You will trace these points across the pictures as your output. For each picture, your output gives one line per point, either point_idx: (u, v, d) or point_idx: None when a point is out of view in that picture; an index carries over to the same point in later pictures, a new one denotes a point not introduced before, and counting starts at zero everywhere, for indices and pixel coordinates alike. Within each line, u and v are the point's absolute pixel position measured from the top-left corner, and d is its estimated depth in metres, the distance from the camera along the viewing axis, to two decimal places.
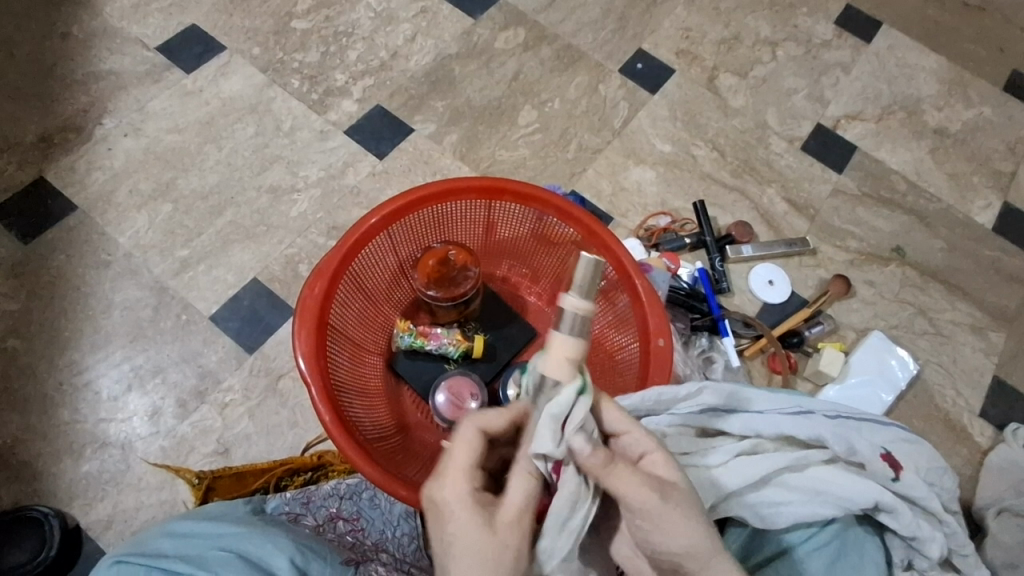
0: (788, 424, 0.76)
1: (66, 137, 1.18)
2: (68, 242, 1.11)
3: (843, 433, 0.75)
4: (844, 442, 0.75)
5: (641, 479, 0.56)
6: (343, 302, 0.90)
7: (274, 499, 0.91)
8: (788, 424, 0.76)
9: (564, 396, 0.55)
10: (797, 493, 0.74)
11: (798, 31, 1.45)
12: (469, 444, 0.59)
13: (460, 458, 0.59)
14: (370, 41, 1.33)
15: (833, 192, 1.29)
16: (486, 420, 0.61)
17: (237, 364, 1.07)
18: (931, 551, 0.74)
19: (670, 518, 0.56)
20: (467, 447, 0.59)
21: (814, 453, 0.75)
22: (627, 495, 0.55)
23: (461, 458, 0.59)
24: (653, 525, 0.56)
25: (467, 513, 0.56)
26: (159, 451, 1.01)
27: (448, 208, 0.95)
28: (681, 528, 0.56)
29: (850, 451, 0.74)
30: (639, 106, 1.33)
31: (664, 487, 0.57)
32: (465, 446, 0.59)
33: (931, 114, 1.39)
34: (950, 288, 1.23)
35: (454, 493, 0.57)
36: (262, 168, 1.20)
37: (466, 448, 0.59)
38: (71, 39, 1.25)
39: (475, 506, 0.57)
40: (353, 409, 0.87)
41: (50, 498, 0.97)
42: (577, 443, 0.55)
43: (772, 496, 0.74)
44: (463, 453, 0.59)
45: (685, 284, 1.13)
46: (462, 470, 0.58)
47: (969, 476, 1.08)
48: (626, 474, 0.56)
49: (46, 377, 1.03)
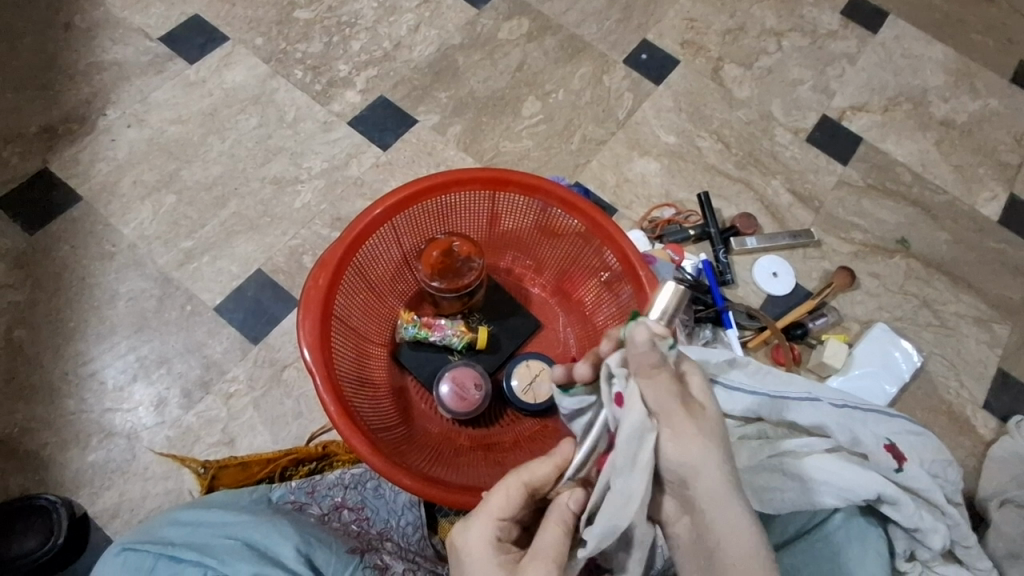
0: (790, 410, 0.76)
1: (69, 128, 1.18)
2: (73, 233, 1.11)
3: (846, 423, 0.75)
4: (846, 433, 0.74)
5: (675, 396, 0.55)
6: (347, 293, 0.90)
7: (279, 488, 0.90)
8: (787, 409, 0.76)
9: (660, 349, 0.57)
10: (794, 481, 0.74)
11: (804, 21, 1.44)
12: (504, 499, 0.62)
13: (495, 505, 0.62)
14: (373, 32, 1.32)
15: (838, 184, 1.29)
16: (529, 476, 0.63)
17: (242, 355, 1.07)
18: (933, 542, 0.75)
19: (688, 431, 0.53)
20: (501, 499, 0.62)
21: (814, 441, 0.75)
22: (658, 403, 0.55)
23: (495, 507, 0.62)
24: (672, 433, 0.54)
25: (489, 559, 0.60)
26: (165, 441, 1.01)
27: (453, 199, 0.95)
28: (696, 440, 0.53)
29: (853, 442, 0.74)
30: (644, 97, 1.33)
31: (693, 407, 0.55)
32: (500, 496, 0.62)
33: (937, 105, 1.38)
34: (954, 280, 1.23)
35: (479, 536, 0.62)
36: (265, 159, 1.20)
37: (503, 501, 0.62)
38: (73, 29, 1.25)
39: (499, 557, 0.60)
40: (358, 400, 0.87)
41: (57, 487, 0.97)
42: (639, 335, 0.56)
43: (769, 482, 0.74)
44: (498, 501, 0.62)
45: (689, 276, 1.13)
46: (493, 517, 0.62)
47: (972, 467, 1.08)
48: (666, 387, 0.55)
49: (51, 367, 1.03)
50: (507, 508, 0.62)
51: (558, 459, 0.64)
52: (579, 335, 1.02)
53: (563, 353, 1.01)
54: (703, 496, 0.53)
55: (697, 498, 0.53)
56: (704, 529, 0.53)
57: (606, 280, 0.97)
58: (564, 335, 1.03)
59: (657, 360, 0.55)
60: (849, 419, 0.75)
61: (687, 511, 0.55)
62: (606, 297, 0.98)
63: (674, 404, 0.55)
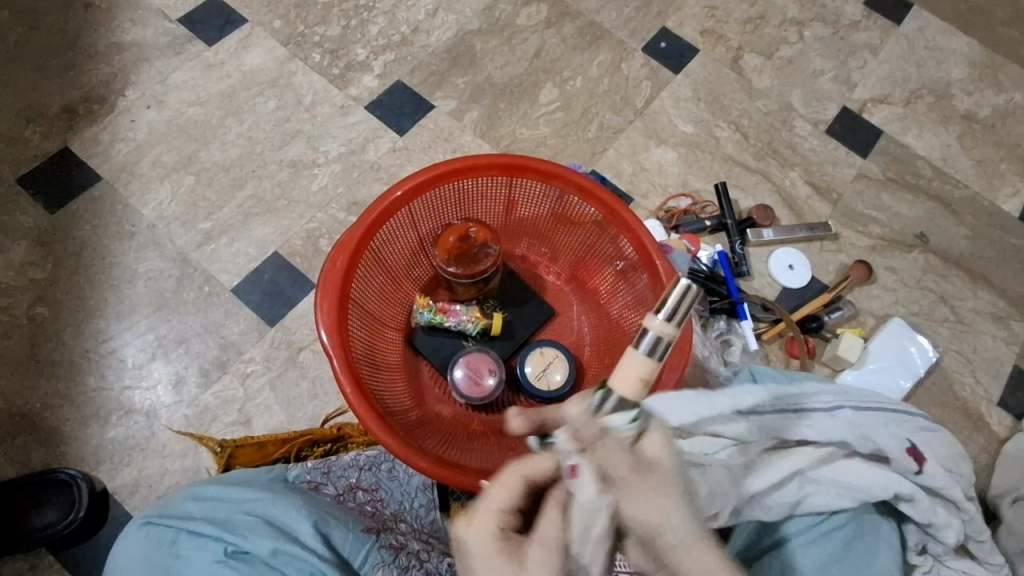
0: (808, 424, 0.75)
1: (89, 108, 1.19)
2: (93, 213, 1.12)
3: (864, 430, 0.75)
4: (865, 440, 0.74)
5: (630, 462, 0.55)
6: (364, 276, 0.90)
7: (296, 468, 0.92)
8: (807, 425, 0.75)
9: (615, 419, 0.57)
10: (810, 485, 0.74)
11: (826, 10, 1.42)
12: (506, 490, 0.59)
13: (494, 501, 0.59)
14: (392, 16, 1.32)
15: (857, 177, 1.28)
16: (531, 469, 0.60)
17: (258, 336, 1.08)
18: (947, 537, 0.75)
19: (645, 497, 0.53)
20: (504, 491, 0.59)
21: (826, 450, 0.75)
22: (611, 470, 0.55)
23: (495, 501, 0.59)
24: (627, 500, 0.54)
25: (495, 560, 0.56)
26: (183, 419, 1.03)
27: (470, 185, 0.95)
28: (653, 501, 0.53)
29: (870, 447, 0.74)
30: (662, 85, 1.31)
31: (647, 467, 0.55)
32: (501, 490, 0.60)
33: (960, 98, 1.36)
34: (973, 277, 1.22)
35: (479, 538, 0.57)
36: (283, 143, 1.20)
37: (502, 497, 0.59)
38: (94, 9, 1.25)
39: (505, 551, 0.56)
40: (373, 381, 0.88)
41: (78, 462, 1.00)
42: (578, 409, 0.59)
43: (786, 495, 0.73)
44: (498, 495, 0.59)
45: (705, 266, 1.13)
46: (493, 510, 0.59)
47: (984, 464, 1.08)
48: (617, 450, 0.55)
49: (72, 344, 1.05)
50: (506, 503, 0.59)
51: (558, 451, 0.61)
52: (592, 324, 1.02)
53: (577, 341, 1.02)
54: (665, 550, 0.53)
55: (663, 554, 0.54)
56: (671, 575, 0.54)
57: (621, 270, 0.97)
58: (578, 323, 1.03)
59: (599, 431, 0.56)
60: (868, 426, 0.75)
61: (658, 564, 0.55)
62: (620, 286, 0.98)
63: (628, 471, 0.54)
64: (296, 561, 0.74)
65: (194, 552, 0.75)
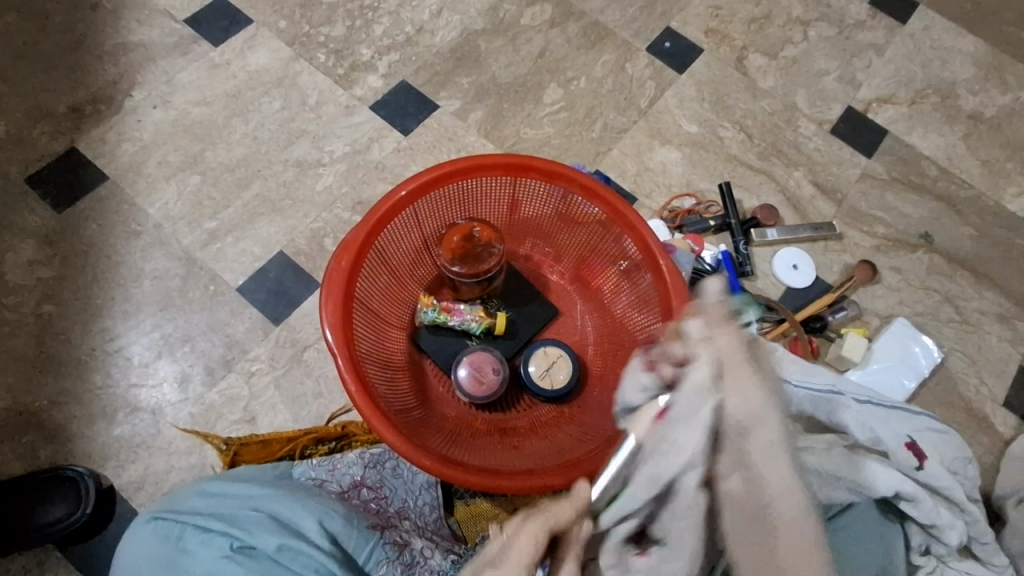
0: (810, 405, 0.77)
1: (96, 108, 1.19)
2: (99, 212, 1.13)
3: (868, 421, 0.76)
4: (868, 430, 0.76)
5: (746, 354, 0.58)
6: (369, 275, 0.91)
7: (300, 466, 0.92)
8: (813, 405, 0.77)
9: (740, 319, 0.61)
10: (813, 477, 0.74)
11: (831, 10, 1.42)
12: (532, 546, 0.56)
13: (522, 553, 0.56)
14: (396, 16, 1.32)
15: (862, 176, 1.27)
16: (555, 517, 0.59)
17: (263, 334, 1.09)
18: (950, 538, 0.75)
19: (750, 386, 0.56)
20: (530, 541, 0.57)
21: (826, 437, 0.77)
22: (727, 355, 0.57)
23: (524, 553, 0.56)
24: (734, 384, 0.56)
25: None
26: (188, 417, 1.04)
27: (474, 184, 0.95)
28: (755, 393, 0.56)
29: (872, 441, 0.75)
30: (666, 85, 1.32)
31: (759, 370, 0.58)
32: (527, 540, 0.57)
33: (966, 98, 1.36)
34: (978, 277, 1.21)
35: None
36: (288, 142, 1.21)
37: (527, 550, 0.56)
38: (101, 9, 1.26)
39: None
40: (377, 379, 0.88)
41: (85, 459, 1.00)
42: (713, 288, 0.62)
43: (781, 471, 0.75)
44: (523, 548, 0.56)
45: (709, 266, 1.13)
46: (520, 564, 0.56)
47: (989, 465, 1.08)
48: (737, 342, 0.58)
49: (79, 342, 1.06)
50: (533, 555, 0.56)
51: (575, 502, 0.61)
52: (596, 323, 1.02)
53: (581, 340, 1.02)
54: (751, 451, 0.55)
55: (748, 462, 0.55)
56: (754, 479, 0.54)
57: (625, 269, 0.98)
58: (582, 323, 1.03)
59: (729, 317, 0.60)
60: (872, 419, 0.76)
61: (739, 469, 0.56)
62: (624, 286, 0.98)
63: (740, 357, 0.57)
64: (301, 556, 0.75)
65: (199, 547, 0.75)
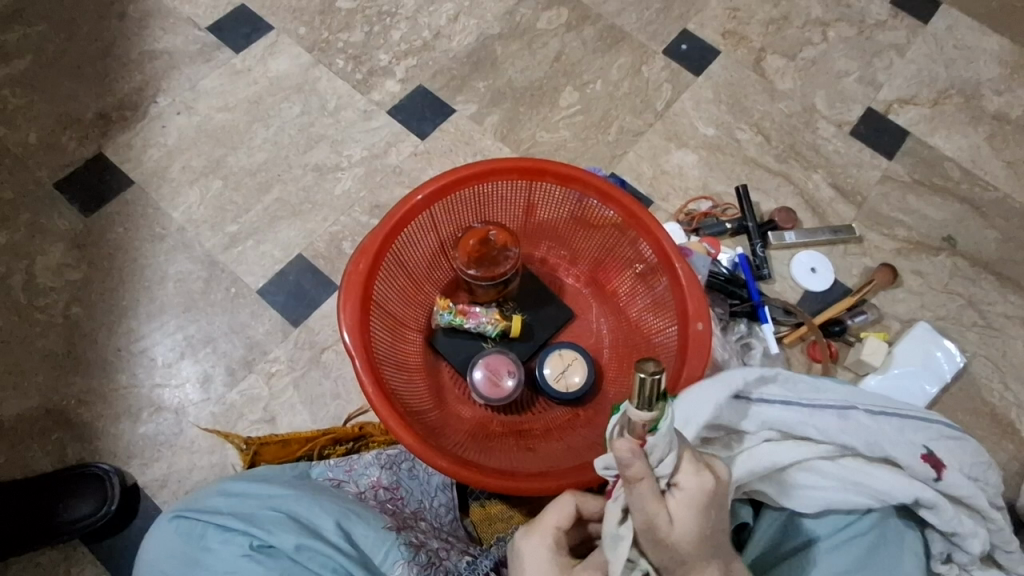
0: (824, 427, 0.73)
1: (123, 114, 1.22)
2: (126, 216, 1.16)
3: (879, 438, 0.73)
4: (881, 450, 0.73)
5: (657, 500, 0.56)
6: (386, 278, 0.92)
7: (319, 466, 0.94)
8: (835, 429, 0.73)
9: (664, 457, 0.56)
10: (822, 485, 0.74)
11: (851, 10, 1.40)
12: (560, 512, 0.68)
13: (550, 518, 0.69)
14: (414, 21, 1.34)
15: (882, 179, 1.26)
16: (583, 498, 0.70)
17: (283, 336, 1.11)
18: (972, 546, 0.74)
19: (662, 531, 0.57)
20: (560, 512, 0.69)
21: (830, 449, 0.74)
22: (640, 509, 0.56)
23: (552, 518, 0.68)
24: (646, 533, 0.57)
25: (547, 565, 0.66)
26: (210, 417, 1.06)
27: (490, 188, 0.95)
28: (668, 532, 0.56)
29: (880, 455, 0.73)
30: (683, 87, 1.31)
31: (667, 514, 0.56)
32: (557, 509, 0.69)
33: (990, 98, 1.34)
34: (1004, 281, 1.19)
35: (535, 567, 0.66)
36: (307, 147, 1.23)
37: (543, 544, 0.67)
38: (127, 19, 1.29)
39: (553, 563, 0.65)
40: (394, 381, 0.89)
41: (110, 457, 1.03)
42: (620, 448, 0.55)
43: (796, 481, 0.74)
44: (554, 514, 0.69)
45: (725, 269, 1.12)
46: (550, 526, 0.68)
47: (1014, 472, 1.06)
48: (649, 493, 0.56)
49: (105, 342, 1.09)
50: (559, 520, 0.68)
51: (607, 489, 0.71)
52: (612, 326, 1.02)
53: (597, 343, 1.02)
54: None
55: None
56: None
57: (640, 273, 0.98)
58: (597, 326, 1.03)
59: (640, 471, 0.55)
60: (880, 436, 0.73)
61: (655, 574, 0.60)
62: (640, 290, 0.99)
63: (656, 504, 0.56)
64: (319, 556, 0.76)
65: (221, 546, 0.77)
